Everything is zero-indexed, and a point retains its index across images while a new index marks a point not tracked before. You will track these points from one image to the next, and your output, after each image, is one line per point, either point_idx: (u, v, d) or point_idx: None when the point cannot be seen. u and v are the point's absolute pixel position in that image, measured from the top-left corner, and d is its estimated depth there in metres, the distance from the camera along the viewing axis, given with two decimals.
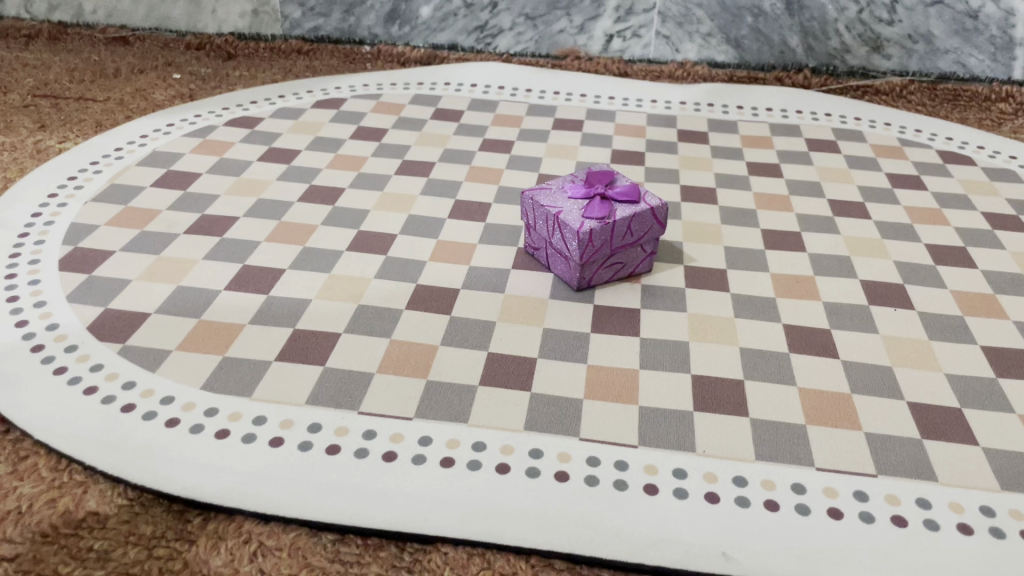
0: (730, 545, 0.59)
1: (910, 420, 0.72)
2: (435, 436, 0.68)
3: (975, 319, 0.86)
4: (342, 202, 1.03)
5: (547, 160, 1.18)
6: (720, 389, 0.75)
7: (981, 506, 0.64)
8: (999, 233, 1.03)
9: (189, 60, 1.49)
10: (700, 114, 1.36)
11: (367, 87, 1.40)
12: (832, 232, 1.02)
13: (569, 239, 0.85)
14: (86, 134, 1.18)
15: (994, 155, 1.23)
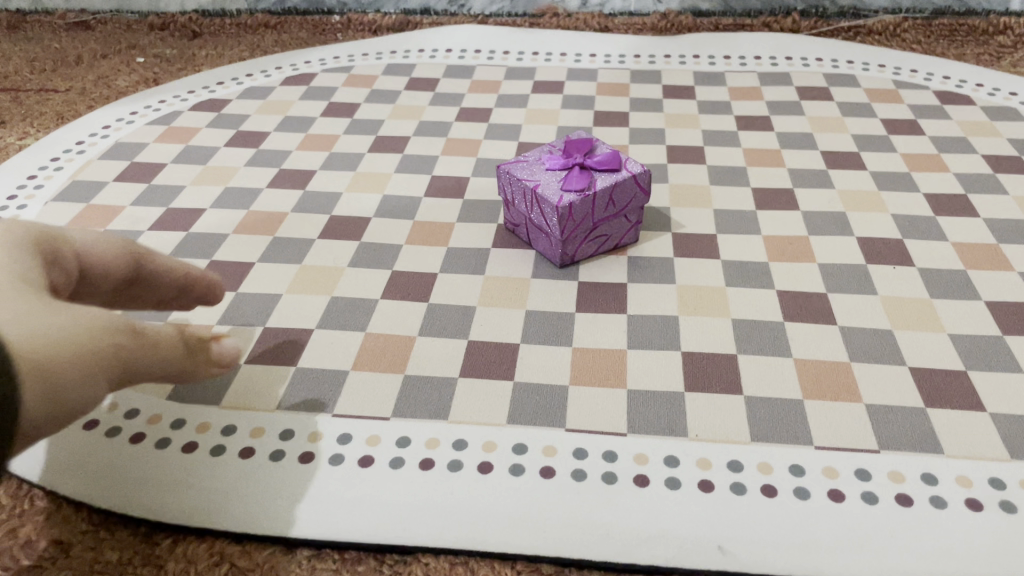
0: (727, 537, 0.56)
1: (912, 386, 0.69)
2: (414, 436, 0.65)
3: (979, 272, 0.82)
4: (313, 185, 0.99)
5: (527, 127, 1.13)
6: (712, 365, 0.71)
7: (990, 478, 0.60)
8: (1001, 176, 0.99)
9: (154, 41, 1.43)
10: (685, 67, 1.30)
11: (338, 59, 1.35)
12: (826, 186, 0.98)
13: (548, 213, 0.80)
14: (46, 128, 1.13)
15: (993, 92, 1.18)
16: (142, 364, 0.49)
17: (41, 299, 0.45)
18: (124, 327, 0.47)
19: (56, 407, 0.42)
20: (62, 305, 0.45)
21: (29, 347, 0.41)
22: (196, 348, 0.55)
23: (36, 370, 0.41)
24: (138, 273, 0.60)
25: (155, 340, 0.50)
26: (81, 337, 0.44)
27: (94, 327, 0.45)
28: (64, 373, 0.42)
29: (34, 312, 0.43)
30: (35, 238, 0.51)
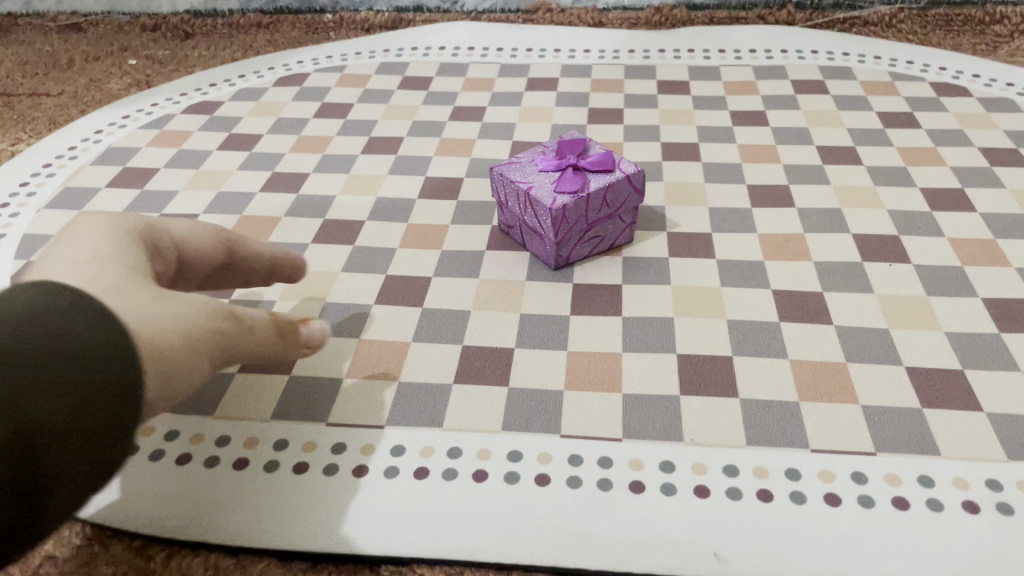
0: (723, 544, 0.56)
1: (908, 387, 0.69)
2: (408, 445, 0.64)
3: (976, 268, 0.82)
4: (307, 188, 0.99)
5: (522, 125, 1.12)
6: (707, 367, 0.71)
7: (987, 480, 0.60)
8: (998, 169, 0.98)
9: (146, 43, 1.43)
10: (680, 61, 1.30)
11: (331, 58, 1.34)
12: (822, 182, 0.97)
13: (542, 215, 0.80)
14: (39, 133, 1.13)
15: (990, 83, 1.17)
16: (237, 346, 0.57)
17: (153, 291, 0.53)
18: (223, 316, 0.56)
19: (167, 388, 0.50)
20: (173, 296, 0.53)
21: (147, 335, 0.49)
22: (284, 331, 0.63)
23: (151, 356, 0.48)
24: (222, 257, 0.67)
25: (247, 325, 0.59)
26: (188, 326, 0.52)
27: (198, 317, 0.53)
28: (174, 359, 0.50)
29: (147, 305, 0.51)
30: (144, 235, 0.59)
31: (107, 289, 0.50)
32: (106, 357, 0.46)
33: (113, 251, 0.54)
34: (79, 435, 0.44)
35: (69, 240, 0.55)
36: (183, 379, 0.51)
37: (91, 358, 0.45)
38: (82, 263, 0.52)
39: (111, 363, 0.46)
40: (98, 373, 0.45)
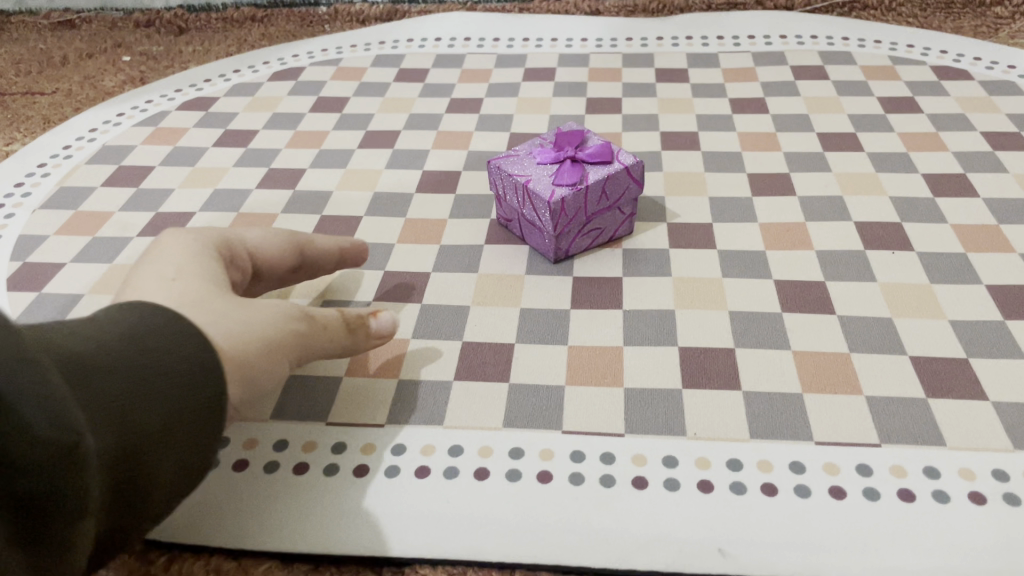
0: (727, 539, 0.56)
1: (913, 376, 0.68)
2: (410, 444, 0.64)
3: (980, 255, 0.81)
4: (303, 184, 0.98)
5: (519, 116, 1.11)
6: (709, 360, 0.70)
7: (993, 470, 0.60)
8: (1000, 154, 0.97)
9: (139, 39, 1.41)
10: (678, 49, 1.29)
11: (326, 51, 1.33)
12: (823, 170, 0.96)
13: (540, 209, 0.79)
14: (33, 132, 1.12)
15: (992, 66, 1.16)
16: (314, 344, 0.60)
17: (232, 298, 0.55)
18: (296, 316, 0.58)
19: (249, 391, 0.53)
20: (249, 302, 0.56)
21: (232, 344, 0.52)
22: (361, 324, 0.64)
23: (233, 363, 0.51)
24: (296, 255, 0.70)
25: (324, 322, 0.61)
26: (265, 330, 0.55)
27: (274, 320, 0.56)
28: (255, 363, 0.53)
29: (227, 313, 0.53)
30: (219, 245, 0.62)
31: (190, 301, 0.53)
32: (201, 371, 0.48)
33: (191, 263, 0.57)
34: (176, 444, 0.47)
35: (152, 256, 0.58)
36: (264, 379, 0.54)
37: (187, 373, 0.47)
38: (166, 279, 0.55)
39: (203, 378, 0.48)
40: (193, 387, 0.48)
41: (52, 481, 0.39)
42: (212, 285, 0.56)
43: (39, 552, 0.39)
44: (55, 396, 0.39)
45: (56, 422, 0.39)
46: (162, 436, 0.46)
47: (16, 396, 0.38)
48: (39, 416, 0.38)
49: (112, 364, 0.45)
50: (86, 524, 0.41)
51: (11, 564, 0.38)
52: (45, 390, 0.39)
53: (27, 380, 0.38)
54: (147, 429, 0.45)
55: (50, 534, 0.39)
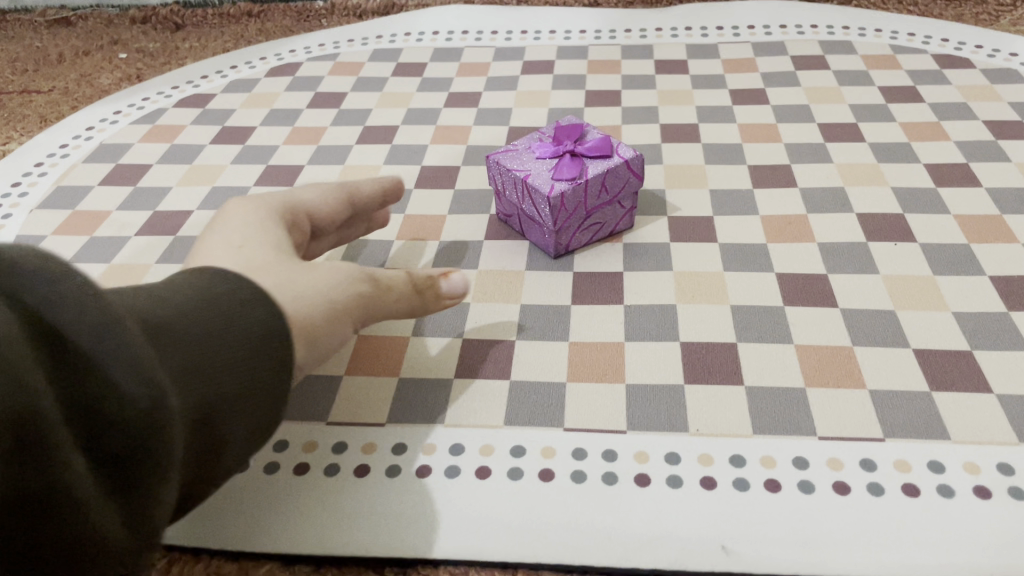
0: (731, 536, 0.55)
1: (917, 369, 0.67)
2: (411, 443, 0.64)
3: (983, 246, 0.81)
4: (301, 181, 0.97)
5: (518, 110, 1.11)
6: (711, 355, 0.70)
7: (999, 464, 0.59)
8: (1003, 142, 0.96)
9: (136, 35, 1.41)
10: (677, 40, 1.28)
11: (323, 46, 1.33)
12: (824, 161, 0.96)
13: (540, 203, 0.78)
14: (29, 131, 1.11)
15: (994, 54, 1.15)
16: (381, 306, 0.59)
17: (297, 262, 0.55)
18: (364, 278, 0.58)
19: (310, 351, 0.52)
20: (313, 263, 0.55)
21: (302, 307, 0.51)
22: (426, 288, 0.64)
23: (294, 322, 0.50)
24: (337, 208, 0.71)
25: (390, 284, 0.60)
26: (331, 290, 0.54)
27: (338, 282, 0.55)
28: (322, 320, 0.52)
29: (293, 274, 0.53)
30: (281, 206, 0.65)
31: (254, 264, 0.53)
32: (273, 332, 0.47)
33: (257, 232, 0.57)
34: (254, 404, 0.46)
35: (218, 221, 0.60)
36: (325, 341, 0.53)
37: (262, 335, 0.46)
38: (235, 247, 0.55)
39: (276, 339, 0.47)
40: (268, 347, 0.47)
41: (145, 442, 0.37)
42: (280, 250, 0.56)
43: (134, 513, 0.38)
44: (143, 356, 0.38)
45: (145, 382, 0.37)
46: (239, 395, 0.45)
47: (105, 356, 0.36)
48: (128, 380, 0.37)
49: (185, 325, 0.43)
50: (174, 485, 0.40)
51: (106, 526, 0.37)
52: (134, 349, 0.37)
53: (115, 342, 0.37)
54: (224, 390, 0.44)
55: (144, 494, 0.38)
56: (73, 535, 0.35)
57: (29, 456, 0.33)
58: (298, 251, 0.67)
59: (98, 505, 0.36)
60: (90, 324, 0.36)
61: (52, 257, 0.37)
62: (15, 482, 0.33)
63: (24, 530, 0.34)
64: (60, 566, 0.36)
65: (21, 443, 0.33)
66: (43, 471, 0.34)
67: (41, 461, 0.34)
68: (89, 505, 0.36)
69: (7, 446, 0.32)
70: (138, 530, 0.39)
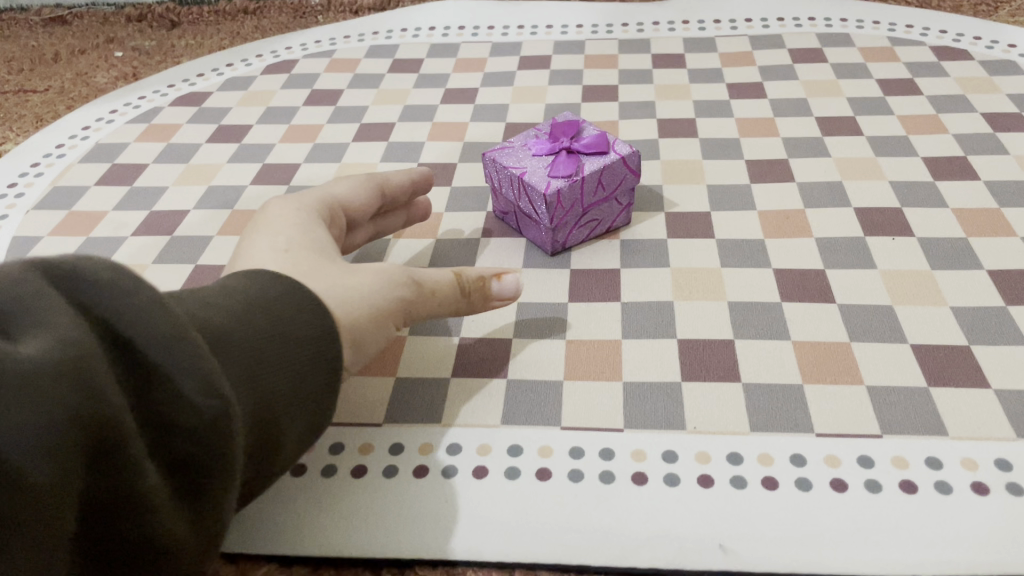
0: (728, 535, 0.55)
1: (915, 365, 0.67)
2: (408, 443, 0.64)
3: (981, 240, 0.80)
4: (298, 179, 0.97)
5: (515, 106, 1.10)
6: (708, 352, 0.70)
7: (997, 460, 0.59)
8: (1001, 135, 0.96)
9: (132, 34, 1.40)
10: (675, 34, 1.27)
11: (319, 43, 1.32)
12: (822, 155, 0.95)
13: (537, 201, 0.78)
14: (25, 131, 1.11)
15: (992, 46, 1.15)
16: (423, 308, 0.63)
17: (342, 264, 0.60)
18: (407, 283, 0.61)
19: (355, 352, 0.57)
20: (357, 266, 0.60)
21: (348, 313, 0.56)
22: (472, 291, 0.66)
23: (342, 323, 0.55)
24: (371, 202, 0.75)
25: (435, 288, 0.64)
26: (375, 294, 0.58)
27: (382, 283, 0.59)
28: (365, 324, 0.57)
29: (339, 280, 0.57)
30: (315, 204, 0.69)
31: (303, 268, 0.58)
32: (320, 338, 0.51)
33: (303, 233, 0.62)
34: (302, 407, 0.49)
35: (262, 221, 0.65)
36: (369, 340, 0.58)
37: (310, 341, 0.50)
38: (281, 249, 0.60)
39: (324, 346, 0.51)
40: (316, 350, 0.50)
41: (210, 448, 0.41)
42: (323, 254, 0.61)
43: (197, 509, 0.42)
44: (210, 368, 0.42)
45: (212, 393, 0.41)
46: (289, 399, 0.48)
47: (176, 369, 0.40)
48: (193, 389, 0.41)
49: (245, 332, 0.47)
50: (235, 483, 0.44)
51: (174, 522, 0.41)
52: (201, 362, 0.41)
53: (181, 355, 0.40)
54: (277, 394, 0.48)
55: (205, 492, 0.42)
56: (145, 531, 0.39)
57: (105, 460, 0.37)
58: (337, 241, 0.71)
59: (168, 503, 0.40)
60: (158, 338, 0.40)
61: (125, 276, 0.41)
62: (94, 482, 0.37)
63: (100, 524, 0.38)
64: (131, 558, 0.40)
65: (101, 451, 0.37)
66: (116, 473, 0.38)
67: (116, 464, 0.38)
68: (159, 505, 0.40)
69: (90, 451, 0.36)
70: (202, 525, 0.43)
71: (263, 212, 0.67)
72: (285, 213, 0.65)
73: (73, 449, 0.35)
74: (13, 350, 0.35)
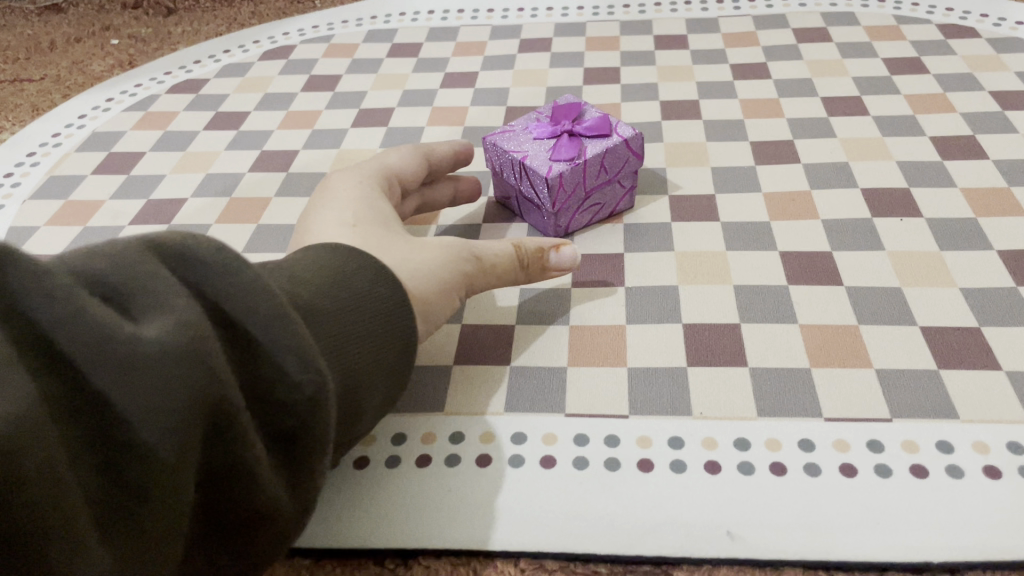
0: (736, 522, 0.54)
1: (924, 347, 0.66)
2: (411, 432, 0.63)
3: (991, 220, 0.79)
4: (297, 166, 0.96)
5: (516, 90, 1.09)
6: (714, 337, 0.69)
7: (1009, 443, 0.58)
8: (1009, 113, 0.95)
9: (128, 21, 1.38)
10: (677, 15, 1.26)
11: (317, 28, 1.31)
12: (828, 135, 0.94)
13: (538, 185, 0.77)
14: (21, 120, 1.10)
15: (999, 23, 1.13)
16: (481, 281, 0.66)
17: (408, 239, 0.63)
18: (467, 258, 0.64)
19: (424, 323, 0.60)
20: (421, 241, 0.63)
21: (418, 288, 0.58)
22: (529, 262, 0.69)
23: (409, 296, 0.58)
24: (422, 169, 0.77)
25: (493, 262, 0.66)
26: (441, 270, 0.61)
27: (445, 258, 0.62)
28: (433, 298, 0.60)
29: (409, 255, 0.60)
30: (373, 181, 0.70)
31: (373, 241, 0.60)
32: (395, 309, 0.52)
33: (367, 209, 0.65)
34: (382, 377, 0.51)
35: (329, 196, 0.67)
36: (436, 314, 0.61)
37: (385, 312, 0.52)
38: (348, 223, 0.62)
39: (396, 314, 0.52)
40: (390, 321, 0.52)
41: (307, 420, 0.43)
42: (387, 229, 0.63)
43: (295, 475, 0.44)
44: (305, 344, 0.43)
45: (308, 367, 0.43)
46: (372, 367, 0.50)
47: (275, 345, 0.41)
48: (291, 363, 0.42)
49: (332, 306, 0.49)
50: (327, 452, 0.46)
51: (274, 490, 0.43)
52: (299, 340, 0.42)
53: (281, 332, 0.42)
54: (360, 366, 0.49)
55: (303, 459, 0.44)
56: (249, 500, 0.41)
57: (220, 437, 0.39)
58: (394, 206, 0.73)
59: (270, 473, 0.42)
60: (260, 315, 0.41)
61: (229, 254, 0.41)
62: (206, 455, 0.39)
63: (215, 494, 0.40)
64: (241, 522, 0.42)
65: (214, 426, 0.38)
66: (227, 446, 0.39)
67: (227, 438, 0.39)
68: (262, 473, 0.41)
69: (206, 428, 0.38)
70: (297, 491, 0.45)
71: (325, 185, 0.69)
72: (348, 187, 0.68)
73: (192, 429, 0.36)
74: (138, 329, 0.36)
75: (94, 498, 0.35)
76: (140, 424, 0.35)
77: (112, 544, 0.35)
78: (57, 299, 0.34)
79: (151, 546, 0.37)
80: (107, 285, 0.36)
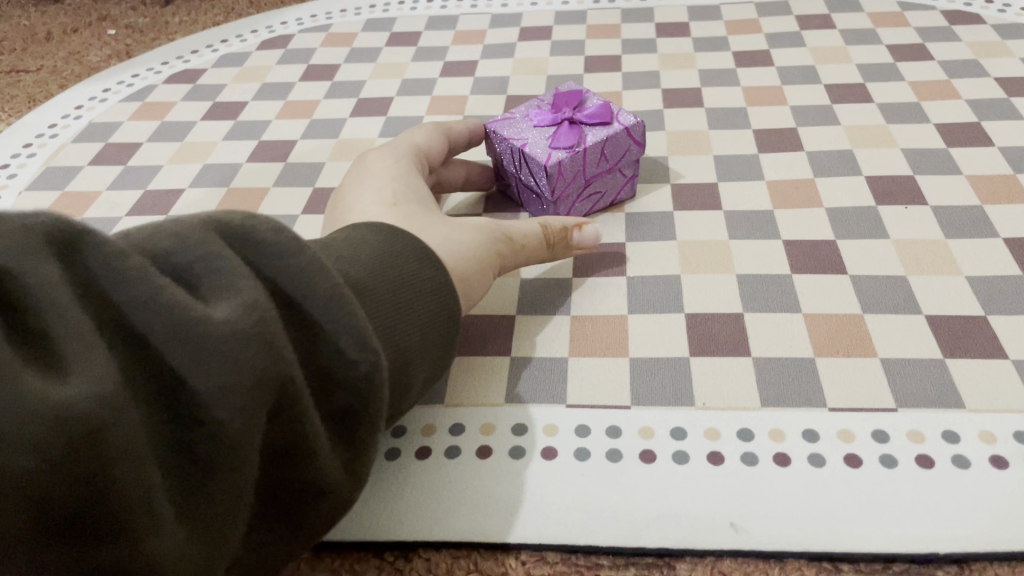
0: (740, 514, 0.53)
1: (930, 336, 0.65)
2: (411, 424, 0.62)
3: (997, 208, 0.78)
4: (295, 156, 0.95)
5: (515, 78, 1.08)
6: (717, 327, 0.68)
7: (1015, 433, 0.57)
8: (1015, 99, 0.93)
9: (125, 11, 1.37)
10: (678, 2, 1.25)
11: (315, 18, 1.30)
12: (832, 123, 0.93)
13: (538, 172, 0.76)
14: (17, 112, 1.09)
15: (1005, 9, 1.12)
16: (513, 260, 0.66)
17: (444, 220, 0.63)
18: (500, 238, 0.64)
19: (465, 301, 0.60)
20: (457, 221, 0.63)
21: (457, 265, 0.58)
22: (558, 242, 0.69)
23: (456, 275, 0.58)
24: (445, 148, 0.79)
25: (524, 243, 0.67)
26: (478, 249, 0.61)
27: (481, 238, 0.62)
28: (472, 276, 0.59)
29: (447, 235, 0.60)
30: (399, 165, 0.70)
31: (414, 221, 0.61)
32: (437, 289, 0.52)
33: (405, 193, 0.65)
34: (430, 356, 0.50)
35: (367, 180, 0.67)
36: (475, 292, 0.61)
37: (430, 292, 0.51)
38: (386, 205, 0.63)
39: (440, 295, 0.52)
40: (434, 300, 0.51)
41: (364, 399, 0.42)
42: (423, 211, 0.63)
43: (351, 452, 0.43)
44: (363, 324, 0.42)
45: (367, 349, 0.42)
46: (422, 346, 0.49)
47: (335, 325, 0.41)
48: (350, 344, 0.41)
49: (381, 285, 0.48)
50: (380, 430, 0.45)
51: (333, 467, 0.42)
52: (359, 322, 0.42)
53: (340, 313, 0.41)
54: (411, 345, 0.48)
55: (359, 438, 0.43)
56: (307, 476, 0.41)
57: (283, 417, 0.38)
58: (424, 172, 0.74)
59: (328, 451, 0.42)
60: (320, 295, 0.40)
61: (289, 235, 0.41)
62: (270, 433, 0.38)
63: (275, 470, 0.40)
64: (299, 498, 0.41)
65: (279, 404, 0.38)
66: (288, 425, 0.39)
67: (290, 418, 0.38)
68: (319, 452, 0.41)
69: (272, 407, 0.37)
70: (354, 468, 0.44)
71: (362, 169, 0.70)
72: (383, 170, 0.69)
73: (259, 406, 0.36)
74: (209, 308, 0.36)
75: (167, 473, 0.34)
76: (212, 401, 0.34)
77: (183, 519, 0.35)
78: (132, 280, 0.34)
79: (220, 521, 0.36)
80: (175, 267, 0.36)
